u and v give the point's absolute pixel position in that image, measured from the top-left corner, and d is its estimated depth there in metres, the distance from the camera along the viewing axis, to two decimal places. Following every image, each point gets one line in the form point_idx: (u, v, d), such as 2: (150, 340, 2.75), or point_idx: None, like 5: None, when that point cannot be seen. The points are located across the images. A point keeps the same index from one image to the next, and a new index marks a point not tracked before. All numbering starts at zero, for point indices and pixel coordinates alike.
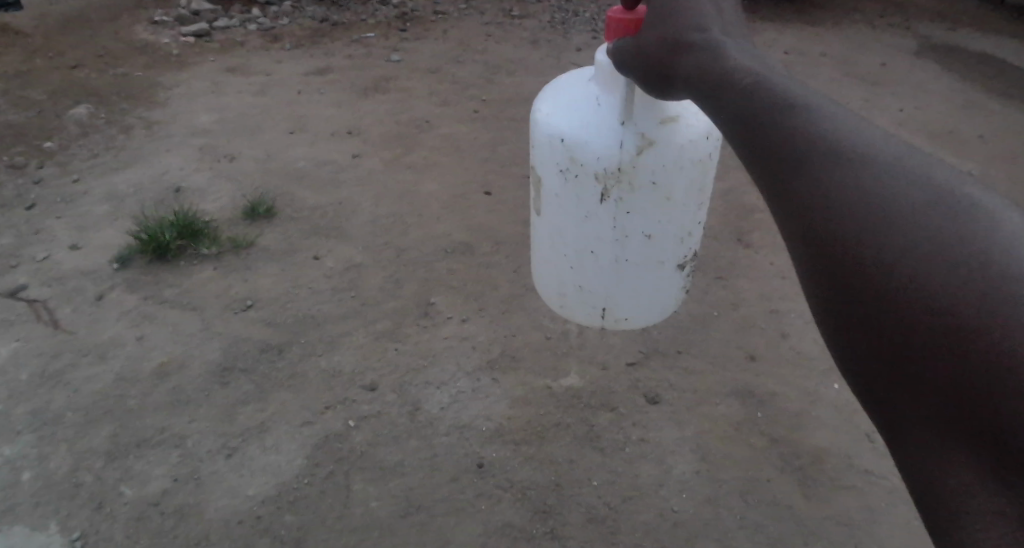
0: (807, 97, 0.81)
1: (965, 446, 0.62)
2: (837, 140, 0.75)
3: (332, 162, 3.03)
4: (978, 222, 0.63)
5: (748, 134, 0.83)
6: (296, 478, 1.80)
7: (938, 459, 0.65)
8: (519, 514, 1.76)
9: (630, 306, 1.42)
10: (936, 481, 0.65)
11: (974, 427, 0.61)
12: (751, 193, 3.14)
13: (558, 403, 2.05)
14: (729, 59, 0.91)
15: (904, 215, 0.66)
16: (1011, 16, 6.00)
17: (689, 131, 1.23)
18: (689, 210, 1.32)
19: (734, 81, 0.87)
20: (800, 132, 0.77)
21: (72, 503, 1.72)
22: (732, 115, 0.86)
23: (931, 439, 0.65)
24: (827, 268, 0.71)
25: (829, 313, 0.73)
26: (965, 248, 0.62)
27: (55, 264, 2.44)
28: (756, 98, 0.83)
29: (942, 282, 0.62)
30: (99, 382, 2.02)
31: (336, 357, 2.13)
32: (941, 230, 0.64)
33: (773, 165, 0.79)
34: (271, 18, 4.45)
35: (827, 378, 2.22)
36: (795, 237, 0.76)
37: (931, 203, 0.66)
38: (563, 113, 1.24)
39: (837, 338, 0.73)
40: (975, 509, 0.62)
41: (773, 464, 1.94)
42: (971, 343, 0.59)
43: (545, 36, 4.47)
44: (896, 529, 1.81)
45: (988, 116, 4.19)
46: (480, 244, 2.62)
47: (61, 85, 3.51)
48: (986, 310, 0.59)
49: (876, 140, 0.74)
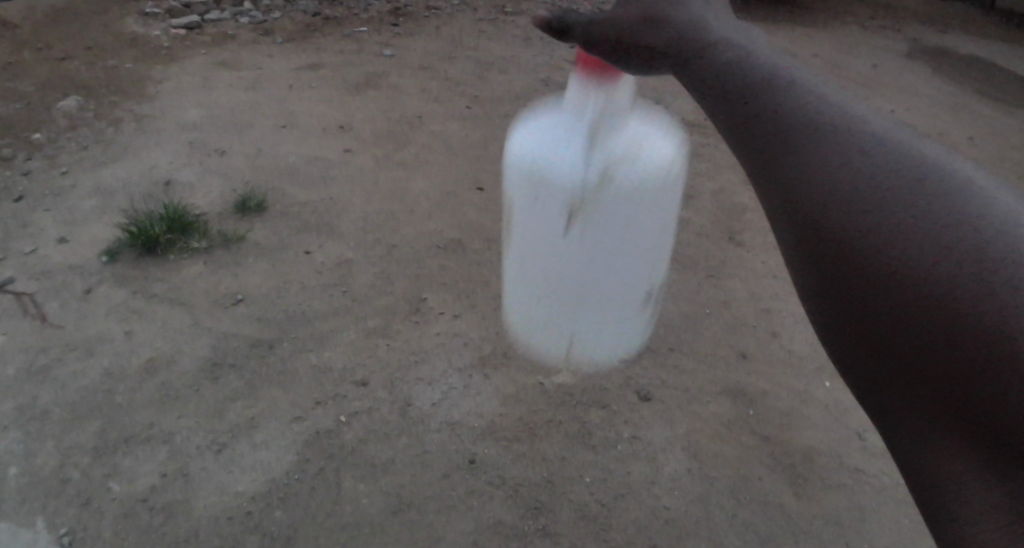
0: (782, 64, 0.77)
1: (962, 436, 0.66)
2: (819, 112, 0.72)
3: (323, 158, 3.02)
4: (971, 201, 0.62)
5: (721, 108, 0.79)
6: (287, 475, 1.79)
7: (934, 447, 0.69)
8: (511, 512, 1.76)
9: (595, 344, 1.38)
10: (933, 466, 0.70)
11: (972, 424, 0.65)
12: (741, 192, 3.16)
13: (549, 400, 2.05)
14: (703, 22, 0.87)
15: (895, 195, 0.65)
16: (997, 21, 6.08)
17: (661, 165, 1.19)
18: (659, 248, 1.29)
19: (705, 46, 0.84)
20: (778, 106, 0.74)
21: (59, 499, 1.70)
22: (705, 81, 0.81)
23: (924, 428, 0.70)
24: (815, 251, 0.70)
25: (816, 297, 0.73)
26: (960, 236, 0.61)
27: (43, 258, 2.41)
28: (727, 66, 0.79)
29: (936, 279, 0.61)
30: (87, 377, 2.00)
31: (326, 353, 2.12)
32: (935, 216, 0.63)
33: (753, 140, 0.77)
34: (263, 11, 4.41)
35: (816, 378, 2.24)
36: (779, 219, 0.75)
37: (924, 180, 0.65)
38: (532, 138, 1.19)
39: (825, 324, 0.74)
40: (974, 491, 0.68)
41: (764, 462, 1.95)
42: (967, 342, 0.61)
43: (538, 34, 4.48)
44: (885, 527, 1.82)
45: (975, 119, 4.24)
46: (472, 241, 2.62)
47: (49, 78, 3.48)
48: (984, 303, 0.59)
49: (860, 111, 0.72)
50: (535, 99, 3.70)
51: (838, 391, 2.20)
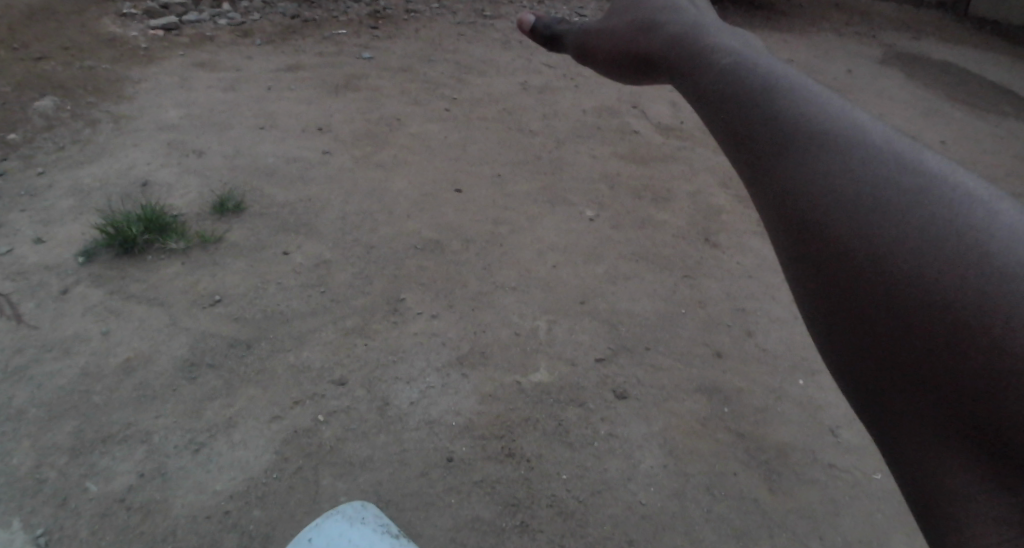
0: (791, 83, 0.75)
1: (958, 441, 0.56)
2: (821, 122, 0.69)
3: (302, 158, 3.03)
4: (974, 211, 0.58)
5: (724, 120, 0.76)
6: (265, 473, 1.80)
7: (933, 459, 0.58)
8: (488, 509, 1.78)
9: None
10: (934, 479, 0.58)
11: (966, 421, 0.55)
12: (717, 194, 3.22)
13: (527, 398, 2.07)
14: (713, 42, 0.89)
15: (897, 201, 0.60)
16: (967, 29, 6.24)
17: None
18: None
19: (711, 61, 0.84)
20: (785, 117, 0.71)
21: (35, 499, 1.69)
22: (710, 92, 0.80)
23: (923, 432, 0.58)
24: (808, 255, 0.64)
25: (806, 301, 0.65)
26: (961, 239, 0.56)
27: (19, 258, 2.39)
28: (727, 79, 0.79)
29: (937, 279, 0.56)
30: (63, 377, 1.99)
31: (304, 353, 2.13)
32: (936, 220, 0.58)
33: (750, 148, 0.72)
34: (243, 12, 4.39)
35: (789, 376, 2.30)
36: (772, 224, 0.68)
37: (924, 192, 0.60)
38: None
39: (818, 332, 0.65)
40: (971, 510, 0.56)
41: (739, 459, 1.99)
42: (966, 336, 0.54)
43: (516, 38, 4.56)
44: (856, 521, 1.88)
45: (948, 123, 4.35)
46: (450, 242, 2.65)
47: (25, 77, 3.44)
48: (985, 302, 0.53)
49: (861, 124, 0.69)
50: (513, 103, 3.73)
51: (811, 390, 2.26)
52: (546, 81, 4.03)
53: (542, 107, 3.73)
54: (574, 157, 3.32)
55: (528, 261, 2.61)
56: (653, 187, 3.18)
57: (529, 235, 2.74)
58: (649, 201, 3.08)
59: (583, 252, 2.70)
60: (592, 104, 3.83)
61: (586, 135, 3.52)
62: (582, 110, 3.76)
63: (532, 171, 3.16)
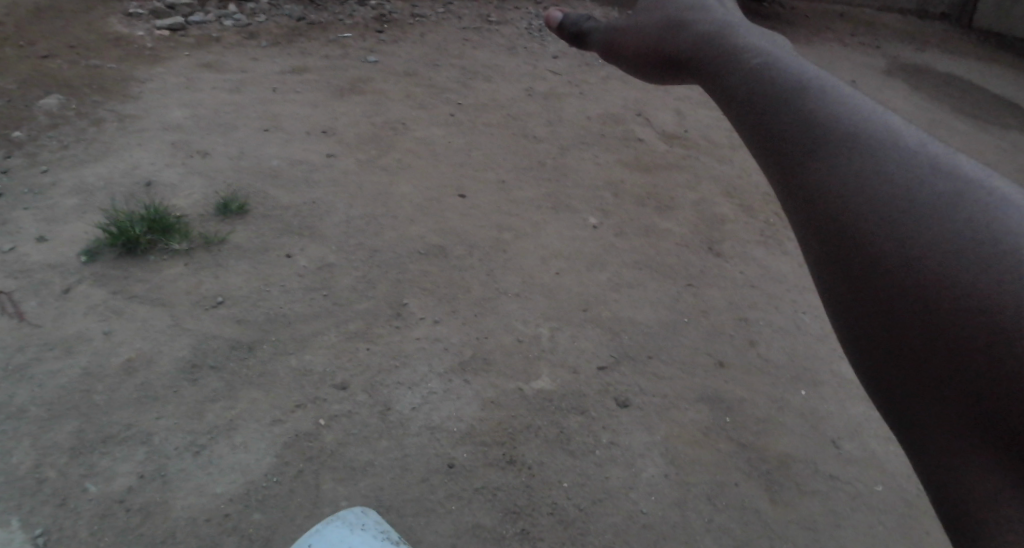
0: (823, 85, 0.75)
1: (991, 446, 0.55)
2: (849, 120, 0.69)
3: (306, 161, 3.02)
4: (1009, 215, 0.58)
5: (754, 123, 0.77)
6: (266, 477, 1.78)
7: (965, 466, 0.57)
8: (489, 516, 1.77)
9: None
10: (947, 477, 0.59)
11: (999, 429, 0.54)
12: (721, 204, 3.22)
13: (528, 406, 2.06)
14: (742, 42, 0.89)
15: (932, 206, 0.60)
16: (972, 42, 6.26)
17: None
18: None
19: (742, 60, 0.84)
20: (819, 120, 0.71)
21: (34, 499, 1.68)
22: (741, 93, 0.80)
23: (954, 439, 0.57)
24: (830, 250, 0.65)
25: (836, 303, 0.65)
26: (997, 244, 0.56)
27: (22, 256, 2.38)
28: (759, 81, 0.79)
29: (971, 283, 0.55)
30: (65, 376, 1.98)
31: (306, 356, 2.12)
32: (970, 225, 0.58)
33: (780, 149, 0.72)
34: (249, 14, 4.39)
35: (791, 386, 2.29)
36: (802, 227, 0.68)
37: (959, 197, 0.60)
38: None
39: (848, 334, 0.64)
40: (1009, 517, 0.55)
41: (740, 468, 1.99)
42: (1003, 341, 0.53)
43: (521, 44, 4.57)
44: (858, 533, 1.87)
45: (952, 136, 4.35)
46: (454, 247, 2.64)
47: (31, 75, 3.43)
48: (993, 304, 0.54)
49: (893, 126, 0.69)
50: (518, 109, 3.74)
51: (813, 401, 2.25)
52: (551, 88, 4.03)
53: (547, 113, 3.74)
54: (577, 163, 3.32)
55: (531, 268, 2.60)
56: (657, 195, 3.18)
57: (533, 242, 2.74)
58: (652, 210, 3.07)
59: (586, 259, 2.70)
60: (597, 111, 3.83)
61: (590, 142, 3.52)
62: (587, 117, 3.76)
63: (536, 177, 3.15)
